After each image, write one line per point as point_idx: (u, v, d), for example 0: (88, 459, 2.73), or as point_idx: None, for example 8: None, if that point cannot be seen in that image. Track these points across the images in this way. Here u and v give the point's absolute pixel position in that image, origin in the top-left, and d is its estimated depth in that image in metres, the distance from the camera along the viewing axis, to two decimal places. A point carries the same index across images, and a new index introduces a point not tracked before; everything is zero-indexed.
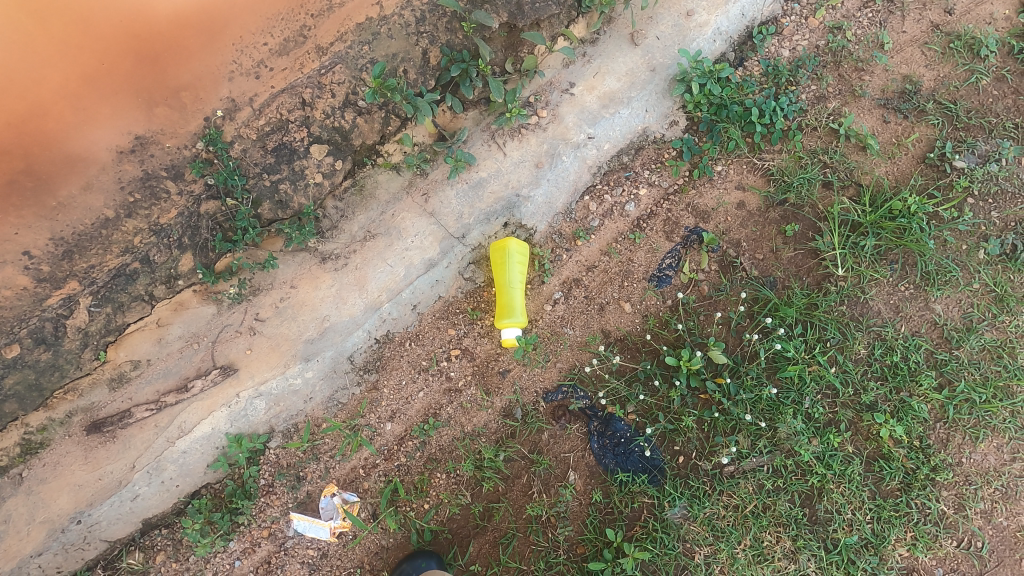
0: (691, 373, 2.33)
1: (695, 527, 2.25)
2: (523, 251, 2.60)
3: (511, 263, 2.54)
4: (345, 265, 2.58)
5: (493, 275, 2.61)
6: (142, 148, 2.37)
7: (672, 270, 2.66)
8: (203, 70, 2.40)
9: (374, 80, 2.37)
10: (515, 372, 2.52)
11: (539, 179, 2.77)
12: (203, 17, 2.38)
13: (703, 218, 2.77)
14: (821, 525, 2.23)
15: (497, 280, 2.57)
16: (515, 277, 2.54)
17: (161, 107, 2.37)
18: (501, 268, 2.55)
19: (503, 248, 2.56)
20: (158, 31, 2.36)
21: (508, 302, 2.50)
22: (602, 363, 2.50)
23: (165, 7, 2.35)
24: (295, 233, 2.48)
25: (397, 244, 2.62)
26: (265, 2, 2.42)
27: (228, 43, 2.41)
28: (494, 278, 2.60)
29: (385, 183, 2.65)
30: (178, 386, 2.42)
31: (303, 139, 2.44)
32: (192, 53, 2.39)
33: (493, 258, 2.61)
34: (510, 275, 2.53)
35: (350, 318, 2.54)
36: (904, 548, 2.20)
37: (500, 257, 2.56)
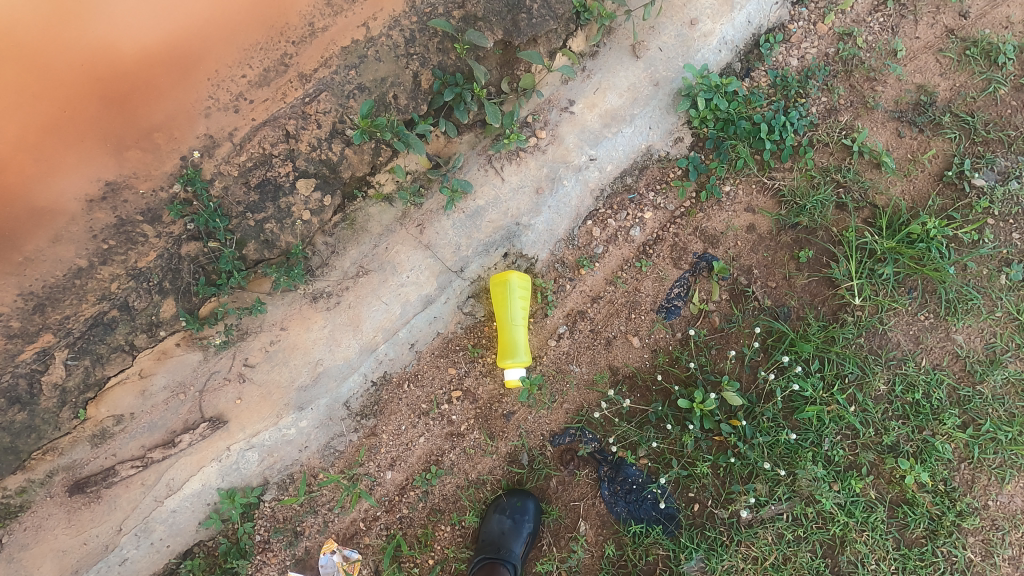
0: (705, 415, 2.22)
1: None
2: (526, 284, 2.48)
3: (514, 298, 2.42)
4: (338, 304, 2.45)
5: (494, 310, 2.48)
6: (114, 194, 2.21)
7: (681, 301, 2.55)
8: (177, 108, 2.24)
9: (361, 119, 2.22)
10: (520, 414, 2.41)
11: (540, 206, 2.63)
12: (172, 53, 2.22)
13: (712, 243, 2.64)
14: None
15: (499, 316, 2.44)
16: (519, 313, 2.42)
17: (133, 150, 2.22)
18: (503, 304, 2.42)
19: (505, 282, 2.43)
20: (124, 72, 2.20)
21: (512, 341, 2.38)
22: (610, 406, 2.38)
23: (130, 46, 2.20)
24: (283, 276, 2.33)
25: (392, 279, 2.49)
26: (240, 32, 2.26)
27: (203, 78, 2.24)
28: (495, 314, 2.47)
29: (378, 215, 2.50)
30: (165, 440, 2.30)
31: (288, 174, 2.28)
32: (163, 92, 2.23)
33: (494, 292, 2.48)
34: (513, 312, 2.41)
35: (344, 362, 2.41)
36: None
37: (502, 292, 2.43)
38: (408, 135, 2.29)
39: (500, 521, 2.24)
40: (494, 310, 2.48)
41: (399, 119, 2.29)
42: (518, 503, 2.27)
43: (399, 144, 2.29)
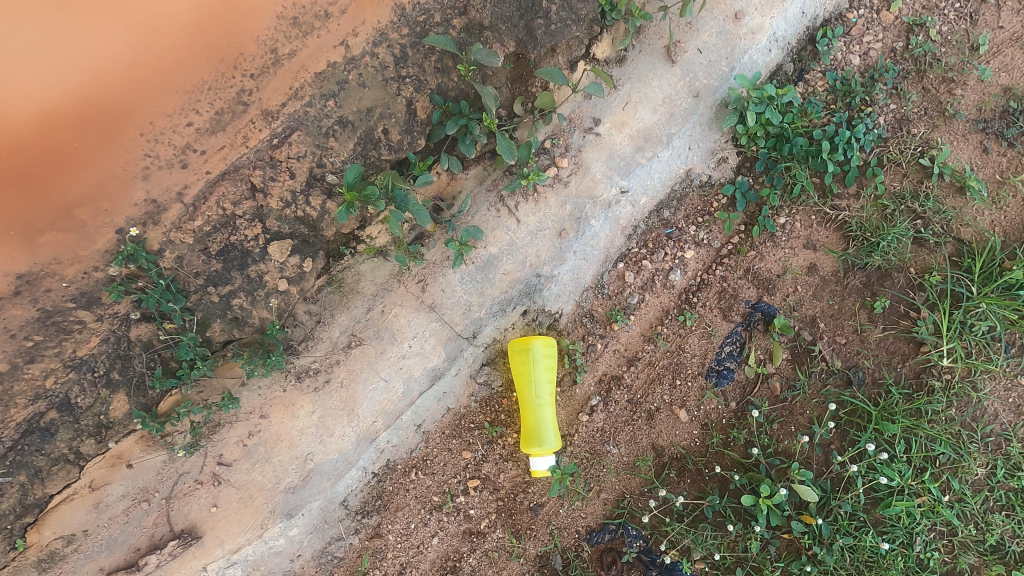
0: (773, 509, 1.89)
1: None
2: (552, 349, 2.07)
3: (539, 370, 2.02)
4: (327, 383, 2.05)
5: (515, 381, 2.08)
6: (32, 285, 1.75)
7: (734, 361, 2.16)
8: (102, 176, 1.77)
9: (346, 188, 1.77)
10: (550, 508, 2.07)
11: (565, 251, 2.21)
12: (82, 112, 1.76)
13: (767, 290, 2.24)
14: None
15: (522, 391, 2.05)
16: (546, 388, 2.03)
17: (49, 234, 1.76)
18: (527, 377, 2.03)
19: (527, 351, 2.02)
20: (22, 144, 1.74)
21: (539, 423, 2.01)
22: (660, 503, 2.02)
23: (22, 112, 1.73)
24: (258, 363, 1.91)
25: (391, 349, 2.09)
26: (172, 74, 1.78)
27: (133, 135, 1.78)
28: (517, 386, 2.08)
29: (371, 273, 2.08)
30: (127, 561, 1.94)
31: (256, 237, 1.84)
32: (80, 159, 1.77)
33: (514, 360, 2.07)
34: (539, 387, 2.02)
35: (339, 455, 2.03)
36: None
37: (525, 363, 2.03)
38: (408, 200, 1.84)
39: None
40: (514, 381, 2.09)
41: (393, 182, 1.84)
42: None
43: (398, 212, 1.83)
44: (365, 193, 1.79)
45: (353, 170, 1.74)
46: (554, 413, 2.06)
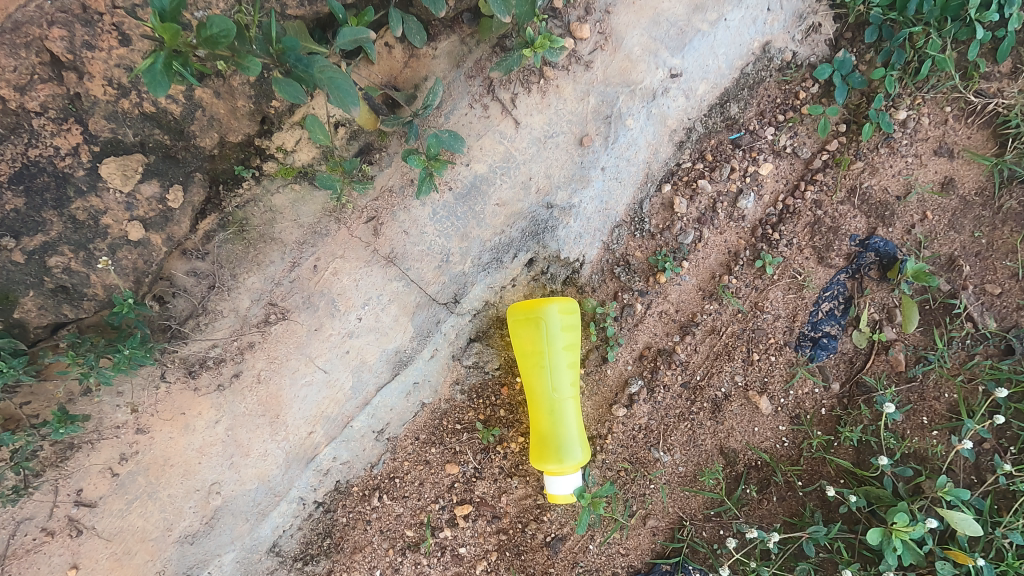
0: (910, 545, 1.27)
1: None
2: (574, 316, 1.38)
3: (557, 351, 1.34)
4: (235, 379, 1.36)
5: (520, 365, 1.41)
6: None
7: (834, 325, 1.49)
8: None
9: (157, 20, 0.88)
10: (574, 543, 1.46)
11: (587, 169, 1.47)
12: None
13: (883, 219, 1.53)
14: None
15: (531, 380, 1.38)
16: (567, 376, 1.36)
17: None
18: (539, 362, 1.35)
19: (539, 320, 1.33)
20: None
21: (558, 426, 1.36)
22: (741, 542, 1.39)
23: None
24: (95, 364, 1.14)
25: (330, 325, 1.39)
26: None
27: None
28: (523, 373, 1.40)
29: (293, 209, 1.34)
30: None
31: (76, 150, 1.09)
32: None
33: (517, 336, 1.38)
34: (558, 374, 1.35)
35: (260, 485, 1.37)
36: None
37: (535, 340, 1.34)
38: (310, 58, 0.97)
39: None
40: (519, 366, 1.41)
41: (274, 22, 0.94)
42: None
43: (291, 83, 0.96)
44: (206, 31, 0.89)
45: None
46: (578, 408, 1.41)
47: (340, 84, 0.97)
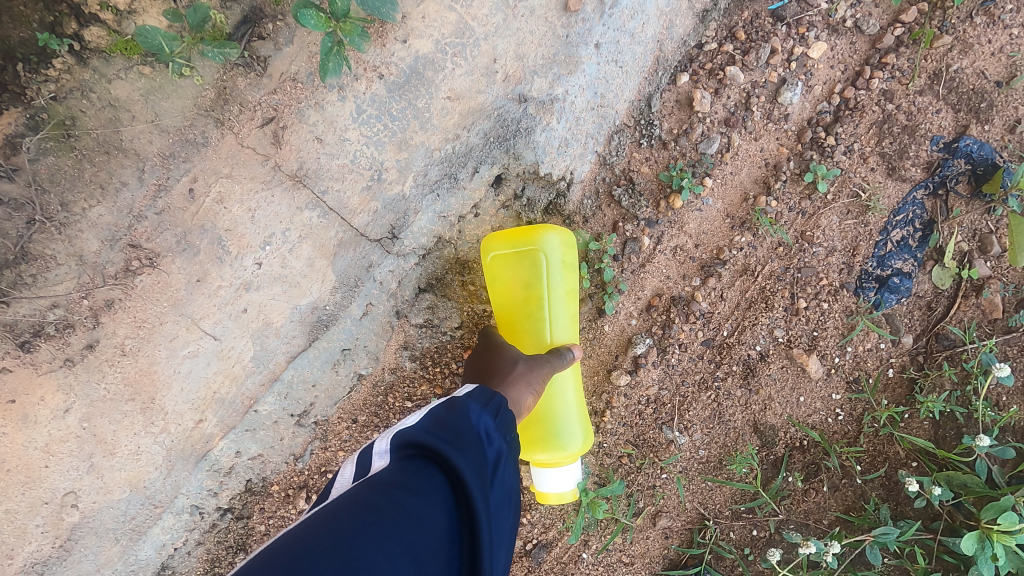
0: (1012, 552, 0.94)
1: None
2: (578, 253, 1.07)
3: (559, 298, 1.02)
4: (85, 354, 0.96)
5: (504, 321, 1.06)
6: None
7: (908, 260, 1.11)
8: None
9: None
10: (563, 551, 1.13)
11: (576, 46, 1.04)
12: None
13: (976, 113, 1.12)
14: None
15: (519, 338, 1.04)
16: (568, 331, 1.05)
17: None
18: (535, 312, 1.02)
19: (537, 253, 1.00)
20: None
21: (554, 400, 1.01)
22: (778, 544, 1.09)
23: None
24: None
25: (218, 276, 0.99)
26: None
27: None
28: (509, 331, 1.05)
29: (147, 106, 0.91)
30: None
31: None
32: None
33: (504, 280, 1.03)
34: (558, 329, 1.03)
35: (136, 493, 1.02)
36: None
37: (532, 282, 1.01)
38: None
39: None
40: (503, 322, 1.05)
41: None
42: None
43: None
44: None
45: None
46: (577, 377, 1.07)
47: None
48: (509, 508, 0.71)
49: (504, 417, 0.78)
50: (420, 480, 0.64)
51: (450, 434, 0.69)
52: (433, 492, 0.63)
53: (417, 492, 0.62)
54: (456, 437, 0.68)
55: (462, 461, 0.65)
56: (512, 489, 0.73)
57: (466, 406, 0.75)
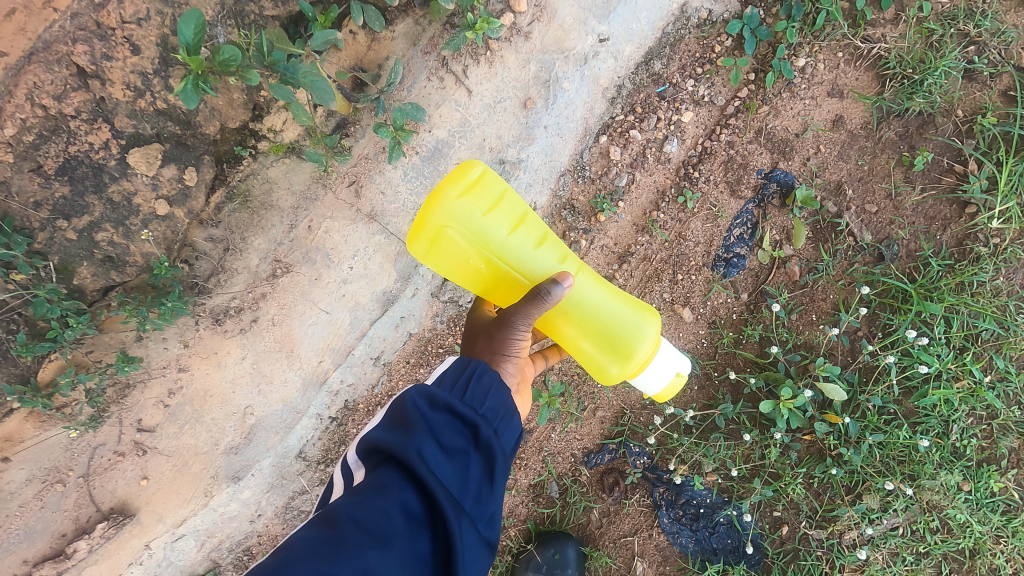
0: (794, 413, 1.64)
1: None
2: (481, 184, 1.18)
3: (507, 238, 1.19)
4: (254, 323, 1.66)
5: (489, 284, 1.25)
6: None
7: (744, 247, 1.81)
8: None
9: (187, 53, 1.16)
10: (540, 434, 1.76)
11: (533, 127, 1.74)
12: None
13: (784, 154, 1.81)
14: None
15: (512, 289, 1.25)
16: (536, 254, 1.22)
17: None
18: (495, 265, 1.21)
19: (444, 224, 1.16)
20: None
21: (603, 316, 1.25)
22: (666, 419, 1.72)
23: None
24: (149, 315, 1.47)
25: (327, 275, 1.68)
26: None
27: None
28: (497, 290, 1.26)
29: (287, 179, 1.59)
30: (54, 550, 1.64)
31: (107, 144, 1.33)
32: None
33: (451, 261, 1.21)
34: (525, 264, 1.21)
35: (285, 406, 1.71)
36: None
37: (466, 249, 1.18)
38: (295, 66, 1.27)
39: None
40: (485, 288, 1.26)
41: (266, 42, 1.25)
42: (554, 556, 1.69)
43: (285, 87, 1.27)
44: (221, 57, 1.19)
45: (190, 21, 1.12)
46: (597, 278, 1.28)
47: (319, 83, 1.27)
48: (466, 471, 1.04)
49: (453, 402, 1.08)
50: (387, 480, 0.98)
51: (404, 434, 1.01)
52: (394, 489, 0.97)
53: (381, 493, 0.96)
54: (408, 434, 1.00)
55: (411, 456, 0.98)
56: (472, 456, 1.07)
57: (416, 404, 1.04)
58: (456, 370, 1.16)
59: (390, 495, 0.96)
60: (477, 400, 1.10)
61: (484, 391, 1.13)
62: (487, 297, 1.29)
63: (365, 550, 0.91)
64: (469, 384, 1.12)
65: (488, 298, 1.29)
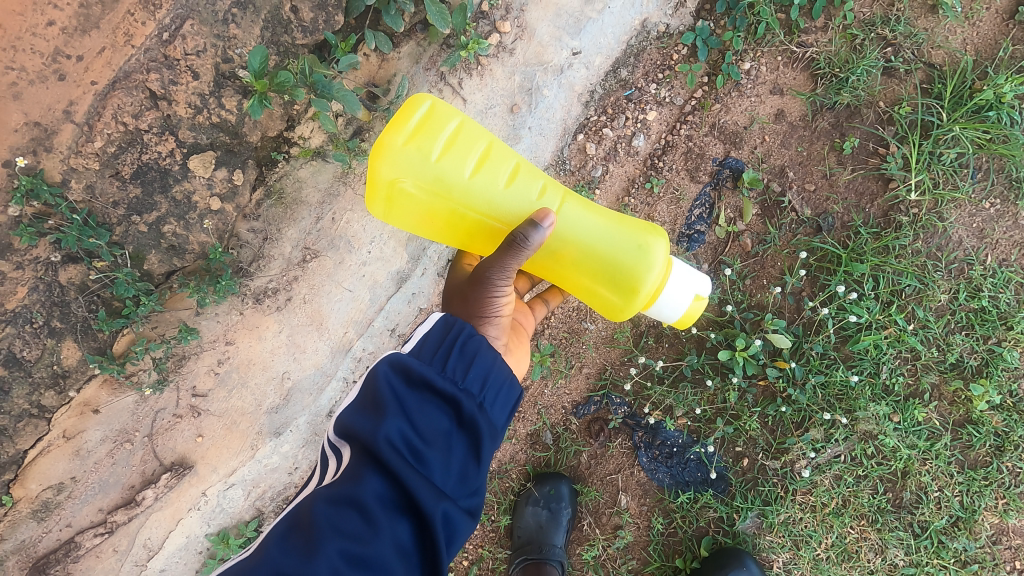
0: (748, 361, 1.93)
1: (770, 536, 1.93)
2: (431, 120, 1.20)
3: (469, 180, 1.21)
4: (289, 301, 1.96)
5: (461, 230, 1.27)
6: None
7: (704, 224, 2.12)
8: None
9: (253, 78, 1.55)
10: (535, 390, 2.05)
11: (519, 129, 2.05)
12: None
13: (734, 144, 2.12)
14: (908, 508, 1.89)
15: (485, 233, 1.27)
16: (506, 193, 1.23)
17: None
18: (463, 209, 1.23)
19: (397, 170, 1.18)
20: None
21: (612, 247, 1.26)
22: (641, 371, 2.01)
23: None
24: (208, 291, 1.79)
25: (349, 259, 1.98)
26: None
27: None
28: (471, 235, 1.28)
29: (313, 179, 1.90)
30: (125, 499, 1.93)
31: (172, 152, 1.63)
32: None
33: (415, 207, 1.24)
34: (491, 205, 1.23)
35: (317, 370, 2.00)
36: (996, 516, 1.88)
37: (428, 193, 1.20)
38: (330, 84, 1.65)
39: (535, 513, 1.97)
40: (460, 235, 1.29)
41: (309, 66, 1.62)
42: (550, 491, 1.99)
43: (322, 101, 1.64)
44: (278, 80, 1.58)
45: (257, 54, 1.51)
46: (587, 208, 1.29)
47: (348, 97, 1.65)
48: (443, 449, 1.10)
49: (428, 377, 1.11)
50: (362, 469, 1.04)
51: (377, 417, 1.05)
52: (368, 476, 1.03)
53: (358, 481, 1.03)
54: (380, 416, 1.05)
55: (383, 441, 1.03)
56: (451, 430, 1.12)
57: (388, 385, 1.08)
58: (437, 338, 1.17)
59: (366, 483, 1.03)
60: (458, 373, 1.13)
61: (466, 362, 1.15)
62: (467, 245, 1.32)
63: (347, 542, 1.00)
64: (447, 356, 1.15)
65: (469, 245, 1.31)
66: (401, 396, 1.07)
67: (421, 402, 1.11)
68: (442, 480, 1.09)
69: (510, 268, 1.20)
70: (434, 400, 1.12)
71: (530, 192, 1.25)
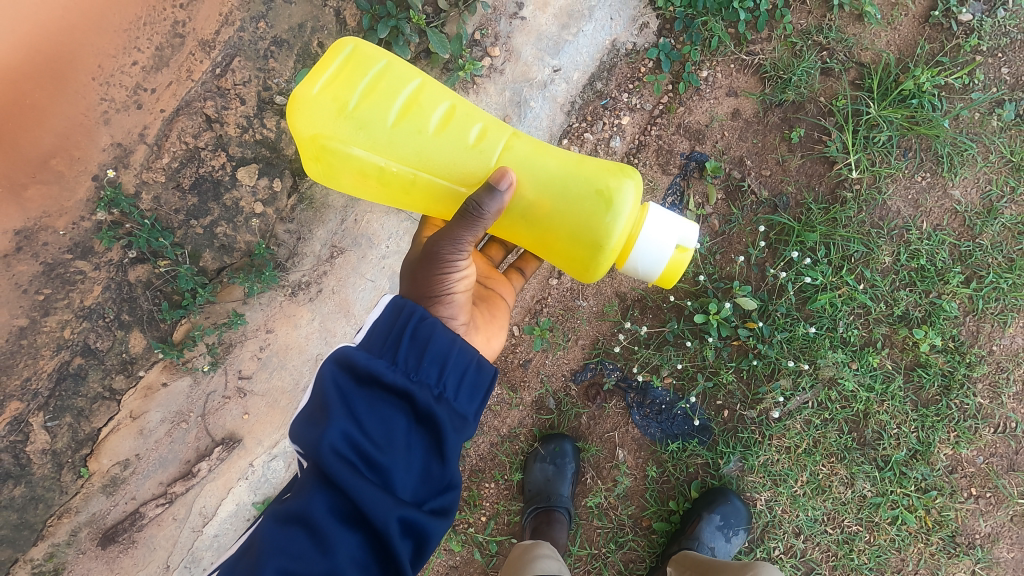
0: (722, 323, 2.21)
1: (752, 476, 2.20)
2: (360, 71, 1.47)
3: (396, 121, 1.46)
4: (320, 292, 2.24)
5: (396, 175, 1.51)
6: (30, 240, 1.87)
7: (676, 210, 2.43)
8: (69, 123, 1.86)
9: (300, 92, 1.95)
10: (537, 360, 2.32)
11: None
12: (35, 67, 1.84)
13: (698, 140, 2.43)
14: (871, 445, 2.17)
15: (419, 176, 1.50)
16: (431, 137, 1.48)
17: (34, 187, 1.86)
18: (394, 152, 1.47)
19: (318, 114, 1.45)
20: None
21: (581, 206, 1.50)
22: (629, 336, 2.29)
23: None
24: (255, 281, 2.09)
25: (370, 253, 2.26)
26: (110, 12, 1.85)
27: (86, 80, 1.86)
28: (408, 180, 1.51)
29: None
30: (182, 472, 2.19)
31: (223, 165, 1.96)
32: (44, 110, 1.86)
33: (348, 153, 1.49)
34: (417, 146, 1.47)
35: None
36: (949, 447, 2.15)
37: (358, 130, 1.45)
38: None
39: (542, 469, 2.23)
40: (397, 181, 1.52)
41: None
42: (555, 448, 2.25)
43: None
44: None
45: (302, 75, 1.96)
46: (551, 167, 1.52)
47: None
48: (397, 451, 1.25)
49: (373, 379, 1.27)
50: (317, 484, 1.21)
51: (323, 428, 1.22)
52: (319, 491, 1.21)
53: (312, 496, 1.21)
54: (327, 425, 1.21)
55: (328, 457, 1.19)
56: (400, 433, 1.27)
57: (333, 395, 1.24)
58: (387, 327, 1.34)
59: (321, 497, 1.20)
60: (410, 365, 1.30)
61: (417, 352, 1.31)
62: (406, 192, 1.55)
63: (306, 551, 1.19)
64: (397, 351, 1.31)
65: (408, 192, 1.55)
66: (347, 406, 1.24)
67: (374, 403, 1.27)
68: (398, 481, 1.24)
69: (459, 237, 1.40)
70: (385, 398, 1.28)
71: (460, 130, 1.50)
